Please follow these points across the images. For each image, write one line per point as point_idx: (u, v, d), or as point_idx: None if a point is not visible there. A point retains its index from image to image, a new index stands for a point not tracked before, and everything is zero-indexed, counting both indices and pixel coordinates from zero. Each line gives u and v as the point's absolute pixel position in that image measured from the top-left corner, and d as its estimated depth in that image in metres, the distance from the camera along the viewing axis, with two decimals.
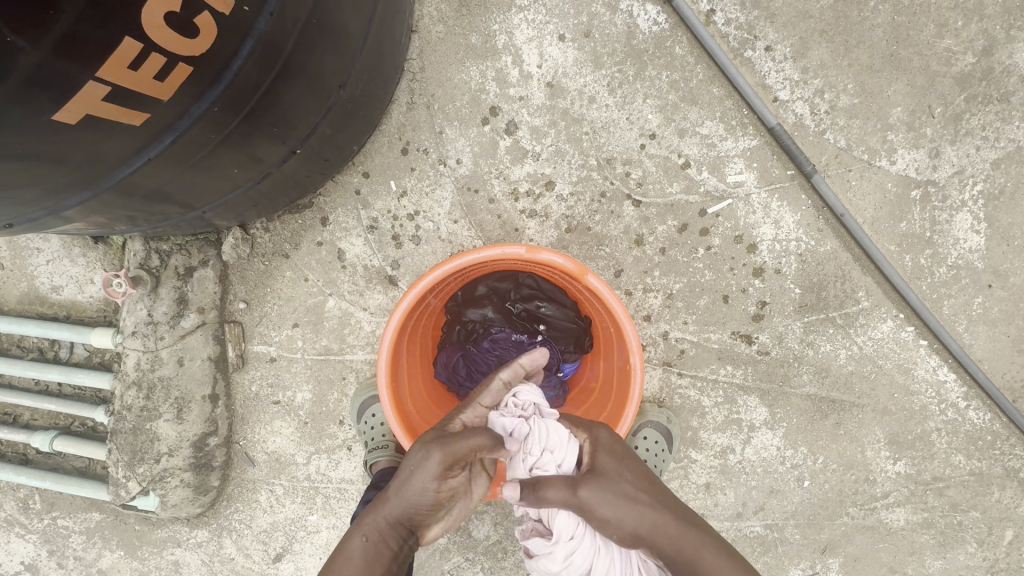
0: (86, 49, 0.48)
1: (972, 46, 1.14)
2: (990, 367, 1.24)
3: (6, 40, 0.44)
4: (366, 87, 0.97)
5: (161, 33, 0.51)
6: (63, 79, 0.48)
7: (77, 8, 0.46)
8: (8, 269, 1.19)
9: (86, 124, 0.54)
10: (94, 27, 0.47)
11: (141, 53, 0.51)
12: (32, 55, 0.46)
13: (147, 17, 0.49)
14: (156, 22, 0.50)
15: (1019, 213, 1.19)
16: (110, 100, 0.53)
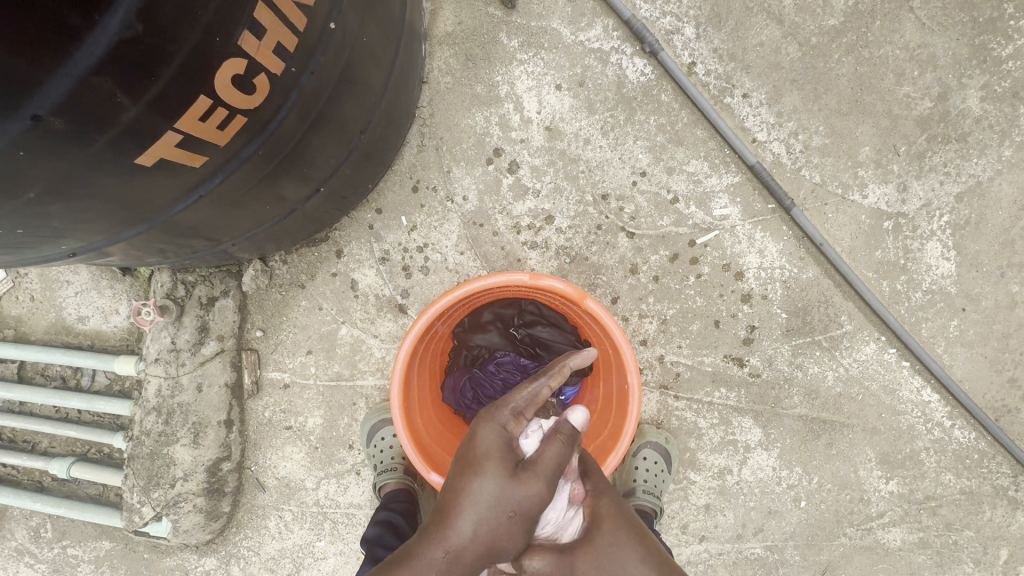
0: (172, 106, 0.56)
1: (928, 93, 1.26)
2: (971, 387, 1.30)
3: (115, 100, 0.52)
4: (382, 131, 1.07)
5: (228, 92, 0.60)
6: (149, 131, 0.57)
7: (172, 72, 0.54)
8: (37, 300, 1.25)
9: (158, 165, 0.62)
10: (181, 88, 0.56)
11: (210, 108, 0.60)
12: (131, 111, 0.54)
13: (219, 80, 0.58)
14: (225, 84, 0.59)
15: (984, 241, 1.28)
16: (180, 145, 0.61)
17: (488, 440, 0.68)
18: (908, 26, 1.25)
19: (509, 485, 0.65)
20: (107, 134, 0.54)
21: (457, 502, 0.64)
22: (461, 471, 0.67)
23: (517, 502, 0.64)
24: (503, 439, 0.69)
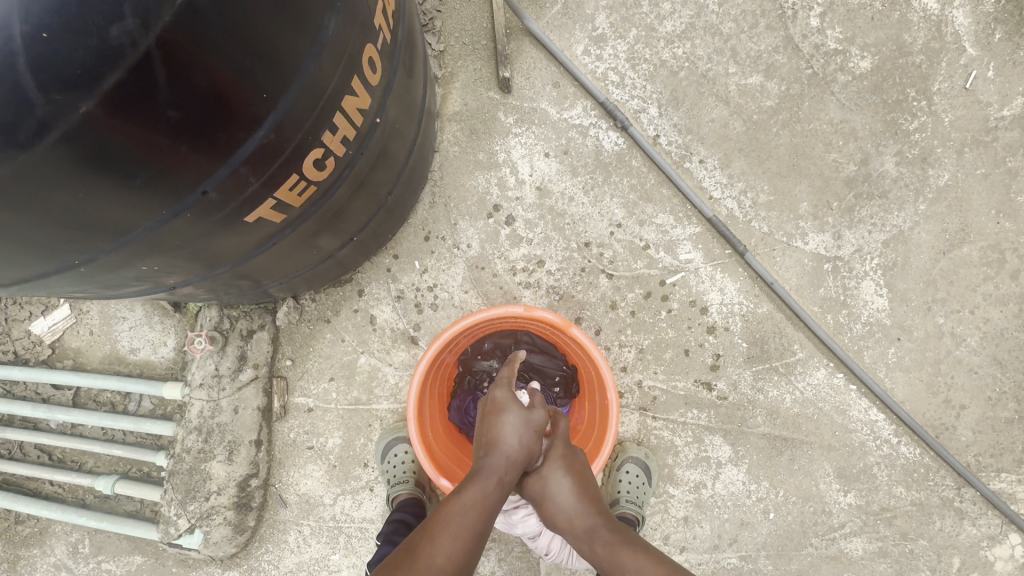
0: (278, 183, 0.75)
1: (853, 158, 1.52)
2: (912, 407, 1.49)
3: (248, 183, 0.71)
4: (402, 190, 1.29)
5: (311, 171, 0.79)
6: (258, 200, 0.75)
7: (284, 162, 0.73)
8: (95, 333, 1.43)
9: (255, 222, 0.81)
10: (285, 171, 0.75)
11: (298, 182, 0.79)
12: (253, 188, 0.73)
13: (308, 163, 0.77)
14: (311, 165, 0.78)
15: (910, 280, 1.51)
16: (273, 208, 0.80)
17: (505, 396, 1.02)
18: (833, 106, 1.52)
19: (530, 412, 0.98)
20: (235, 203, 0.72)
21: (502, 427, 0.95)
22: (492, 417, 0.98)
23: (536, 421, 0.96)
24: (511, 394, 1.03)
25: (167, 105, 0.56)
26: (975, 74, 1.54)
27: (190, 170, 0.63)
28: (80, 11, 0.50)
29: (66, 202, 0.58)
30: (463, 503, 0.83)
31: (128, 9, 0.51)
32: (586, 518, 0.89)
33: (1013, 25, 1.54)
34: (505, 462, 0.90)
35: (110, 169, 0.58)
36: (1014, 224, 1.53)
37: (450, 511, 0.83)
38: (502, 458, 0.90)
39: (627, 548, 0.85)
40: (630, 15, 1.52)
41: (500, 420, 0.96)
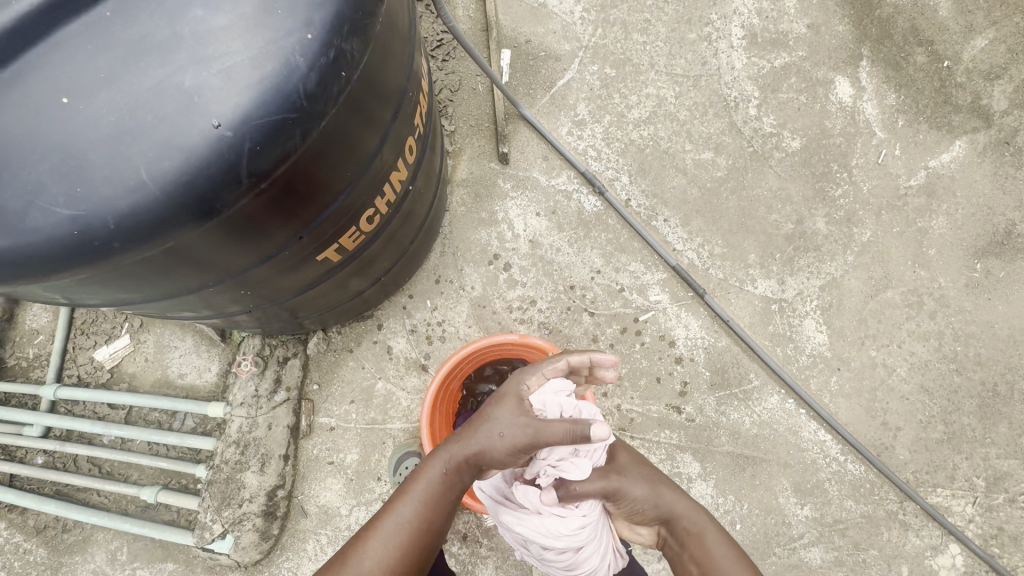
0: (346, 234, 1.02)
1: (791, 218, 1.84)
2: (855, 429, 1.72)
3: (331, 235, 0.97)
4: (419, 241, 1.58)
5: (367, 225, 1.07)
6: (330, 245, 1.01)
7: (354, 219, 1.00)
8: (149, 360, 1.66)
9: (323, 262, 1.06)
10: (352, 225, 1.01)
11: (357, 233, 1.06)
12: (332, 238, 0.98)
13: (366, 220, 1.05)
14: (367, 221, 1.06)
15: (845, 319, 1.79)
16: (337, 252, 1.06)
17: (516, 387, 1.07)
18: (771, 176, 1.86)
19: (515, 412, 1.02)
20: (319, 249, 0.97)
21: (470, 424, 1.04)
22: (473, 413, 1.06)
23: (515, 422, 1.00)
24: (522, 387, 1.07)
25: (298, 182, 0.75)
26: (886, 152, 1.90)
27: (293, 228, 0.83)
28: (277, 130, 0.68)
29: (205, 254, 0.78)
30: (404, 506, 0.97)
31: (298, 128, 0.70)
32: (685, 509, 1.08)
33: (912, 115, 1.92)
34: (450, 464, 1.01)
35: (242, 236, 0.76)
36: (928, 273, 1.83)
37: (389, 513, 0.97)
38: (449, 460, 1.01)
39: (721, 533, 1.05)
40: (604, 104, 1.89)
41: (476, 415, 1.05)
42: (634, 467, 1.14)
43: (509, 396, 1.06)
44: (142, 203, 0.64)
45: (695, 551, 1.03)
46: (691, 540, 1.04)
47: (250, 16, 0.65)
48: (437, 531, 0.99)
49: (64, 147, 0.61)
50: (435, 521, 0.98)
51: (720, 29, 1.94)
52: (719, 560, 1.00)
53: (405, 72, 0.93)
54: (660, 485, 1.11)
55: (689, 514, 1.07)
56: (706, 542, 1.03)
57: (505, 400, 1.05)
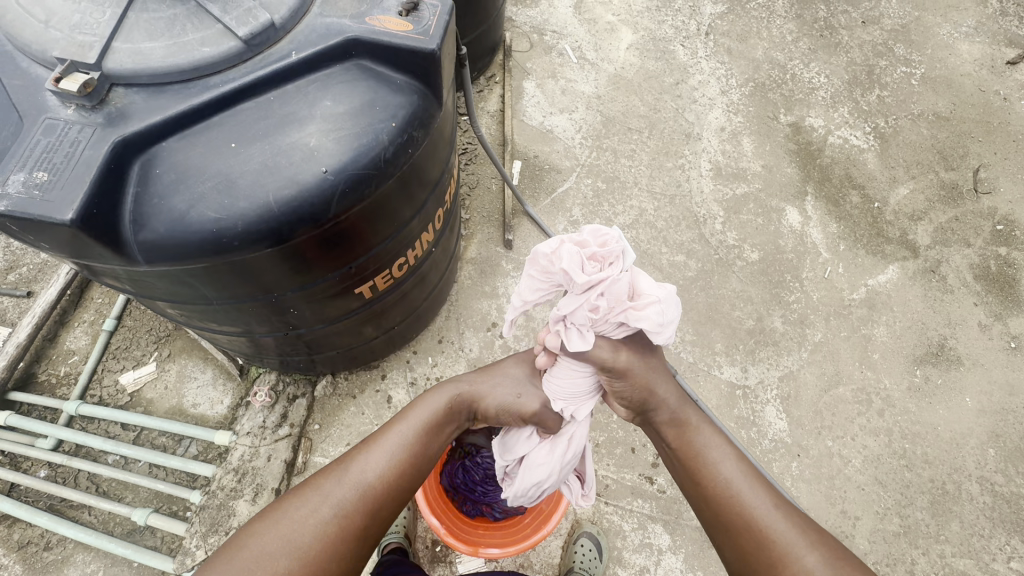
0: (381, 276, 1.27)
1: (751, 315, 2.12)
2: (816, 514, 1.83)
3: (368, 276, 1.22)
4: (431, 303, 1.83)
5: (396, 273, 1.33)
6: (366, 284, 1.26)
7: (388, 266, 1.26)
8: (169, 388, 1.81)
9: (357, 298, 1.30)
10: (386, 271, 1.27)
11: (387, 279, 1.32)
12: (369, 278, 1.23)
13: (396, 269, 1.31)
14: (397, 270, 1.32)
15: (802, 408, 1.98)
16: (370, 291, 1.31)
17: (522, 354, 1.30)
18: (734, 280, 2.18)
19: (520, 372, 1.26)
20: (357, 284, 1.21)
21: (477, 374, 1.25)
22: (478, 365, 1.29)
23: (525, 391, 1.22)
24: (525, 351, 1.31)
25: (354, 220, 1.01)
26: (830, 269, 2.24)
27: (338, 261, 1.09)
28: (362, 181, 0.95)
29: (266, 268, 1.00)
30: (404, 425, 1.10)
31: (374, 182, 0.97)
32: (670, 408, 1.16)
33: (851, 242, 2.30)
34: (449, 389, 1.19)
35: (299, 258, 1.01)
36: (874, 374, 2.07)
37: (394, 432, 1.09)
38: (453, 385, 1.21)
39: (700, 420, 1.17)
40: (595, 210, 2.27)
41: (487, 368, 1.26)
42: (631, 377, 1.11)
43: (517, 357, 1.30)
44: (265, 217, 0.88)
45: (685, 446, 1.14)
46: (680, 427, 1.16)
47: (359, 106, 0.94)
48: (431, 452, 1.12)
49: (222, 175, 0.87)
50: (432, 444, 1.12)
51: (692, 162, 2.40)
52: (696, 440, 1.13)
53: (443, 162, 1.24)
54: (659, 379, 1.15)
55: (679, 402, 1.17)
56: (688, 425, 1.15)
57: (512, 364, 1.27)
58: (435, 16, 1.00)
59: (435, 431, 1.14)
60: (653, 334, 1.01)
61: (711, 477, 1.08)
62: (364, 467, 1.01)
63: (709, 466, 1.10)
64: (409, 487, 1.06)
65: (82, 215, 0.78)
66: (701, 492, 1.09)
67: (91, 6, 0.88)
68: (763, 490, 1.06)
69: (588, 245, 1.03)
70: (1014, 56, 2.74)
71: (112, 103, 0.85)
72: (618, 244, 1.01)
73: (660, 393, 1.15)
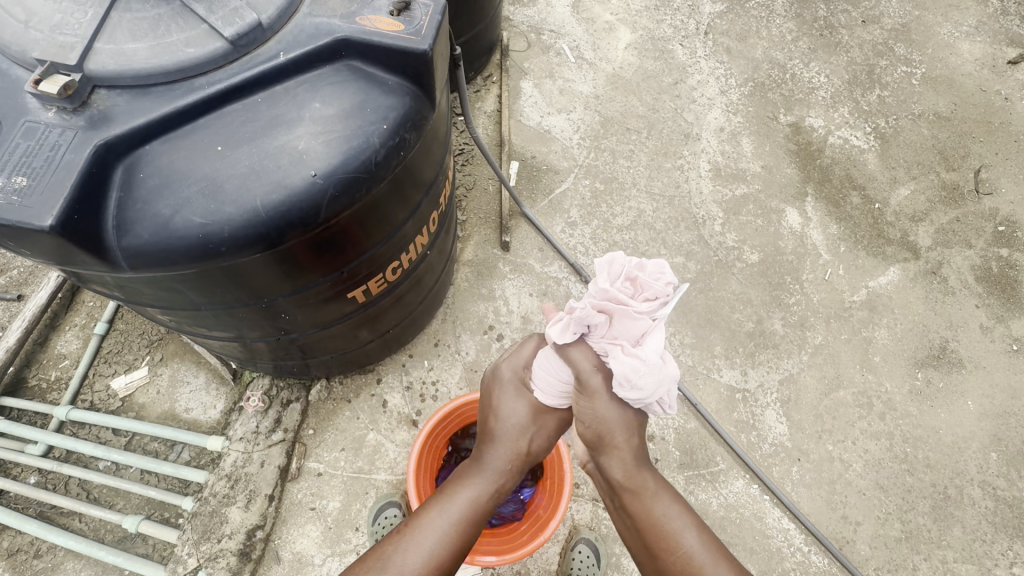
0: (375, 280, 1.25)
1: (751, 318, 2.10)
2: (816, 520, 1.81)
3: (362, 280, 1.20)
4: (427, 306, 1.80)
5: (391, 276, 1.31)
6: (360, 288, 1.23)
7: (383, 270, 1.24)
8: (161, 392, 1.79)
9: (351, 302, 1.28)
10: (381, 274, 1.25)
11: (382, 282, 1.30)
12: (364, 282, 1.21)
13: (390, 272, 1.29)
14: (391, 273, 1.30)
15: (803, 412, 1.96)
16: (364, 295, 1.28)
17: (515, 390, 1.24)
18: (733, 282, 2.16)
19: (532, 411, 1.22)
20: (351, 288, 1.19)
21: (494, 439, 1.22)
22: (485, 427, 1.26)
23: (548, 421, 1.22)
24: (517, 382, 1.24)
25: (347, 223, 0.98)
26: (831, 271, 2.21)
27: (331, 266, 1.06)
28: (353, 185, 0.93)
29: (255, 274, 0.97)
30: (439, 518, 1.10)
31: (366, 185, 0.95)
32: (628, 471, 1.14)
33: (852, 243, 2.28)
34: (482, 477, 1.17)
35: (291, 263, 0.98)
36: (875, 377, 2.04)
37: (432, 528, 1.08)
38: (487, 465, 1.19)
39: (659, 484, 1.16)
40: (594, 211, 2.24)
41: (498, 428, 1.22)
42: (593, 398, 1.09)
43: (512, 389, 1.25)
44: (252, 221, 0.86)
45: (643, 512, 1.13)
46: (638, 494, 1.14)
47: (350, 108, 0.92)
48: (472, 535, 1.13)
49: (208, 179, 0.85)
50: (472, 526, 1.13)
51: (691, 162, 2.38)
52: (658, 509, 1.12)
53: (437, 164, 1.21)
54: (623, 432, 1.12)
55: (638, 465, 1.15)
56: (648, 491, 1.14)
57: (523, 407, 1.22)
58: (428, 15, 0.97)
59: (480, 512, 1.15)
60: (618, 383, 1.02)
61: (671, 550, 1.09)
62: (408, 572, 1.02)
63: (670, 538, 1.09)
64: (453, 571, 1.09)
65: (62, 221, 0.76)
66: (661, 564, 1.09)
67: (73, 6, 0.86)
68: (723, 561, 1.08)
69: (646, 269, 1.01)
70: (1015, 56, 2.72)
71: (94, 105, 0.83)
72: (663, 291, 0.99)
73: (621, 444, 1.13)
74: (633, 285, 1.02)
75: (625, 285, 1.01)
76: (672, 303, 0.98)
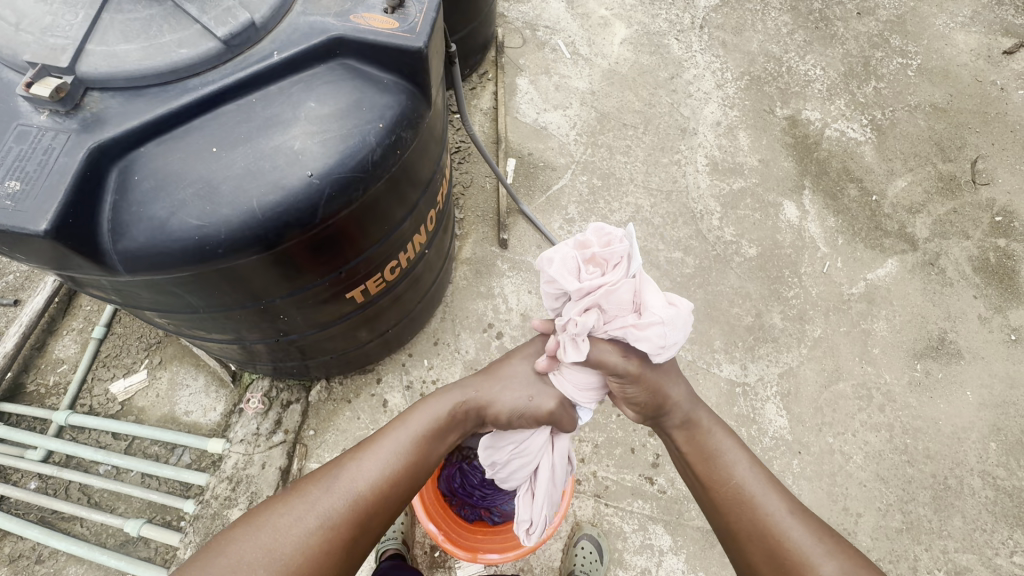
0: (373, 280, 1.24)
1: (750, 312, 2.10)
2: (818, 512, 1.82)
3: (360, 281, 1.19)
4: (426, 306, 1.80)
5: (389, 276, 1.30)
6: (358, 289, 1.23)
7: (380, 270, 1.23)
8: (161, 396, 1.79)
9: (350, 302, 1.27)
10: (379, 274, 1.24)
11: (380, 283, 1.29)
12: (361, 282, 1.21)
13: (388, 272, 1.28)
14: (389, 274, 1.29)
15: (802, 405, 1.97)
16: (362, 295, 1.27)
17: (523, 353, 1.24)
18: (732, 276, 2.16)
19: (528, 374, 1.20)
20: (348, 289, 1.19)
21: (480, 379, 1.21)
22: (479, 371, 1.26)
23: (535, 392, 1.18)
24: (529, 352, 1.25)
25: (344, 224, 0.98)
26: (829, 264, 2.21)
27: (329, 266, 1.06)
28: (349, 185, 0.92)
29: (252, 275, 0.97)
30: (400, 432, 1.10)
31: (363, 185, 0.94)
32: (682, 408, 1.16)
33: (849, 236, 2.28)
34: (453, 402, 1.16)
35: (288, 265, 0.98)
36: (875, 369, 2.05)
37: (393, 443, 1.08)
38: (459, 395, 1.18)
39: (715, 422, 1.17)
40: (591, 208, 2.24)
41: (495, 371, 1.21)
42: (637, 380, 1.10)
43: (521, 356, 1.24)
44: (249, 223, 0.85)
45: (698, 446, 1.14)
46: (691, 430, 1.16)
47: (345, 108, 0.91)
48: (430, 459, 1.12)
49: (203, 181, 0.84)
50: (433, 450, 1.12)
51: (688, 157, 2.38)
52: (713, 442, 1.14)
53: (434, 162, 1.21)
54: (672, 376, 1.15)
55: (689, 404, 1.17)
56: (702, 426, 1.16)
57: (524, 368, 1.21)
58: (422, 13, 0.97)
59: (434, 443, 1.13)
60: (655, 354, 1.02)
61: (723, 481, 1.09)
62: (358, 482, 1.02)
63: (723, 470, 1.10)
64: (398, 499, 1.06)
65: (56, 226, 0.75)
66: (714, 496, 1.09)
67: (64, 7, 0.85)
68: (777, 495, 1.07)
69: (593, 245, 1.05)
70: (1010, 46, 2.72)
71: (86, 108, 0.82)
72: (621, 249, 1.02)
73: (674, 387, 1.15)
74: (597, 261, 1.04)
75: (589, 270, 1.03)
76: (634, 252, 1.01)
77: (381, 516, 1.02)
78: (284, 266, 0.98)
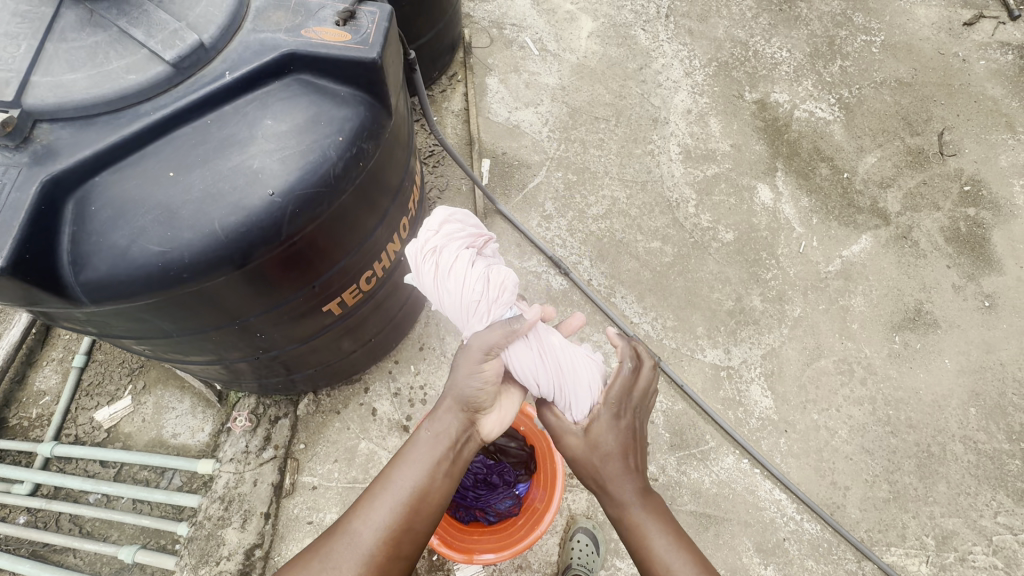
0: (350, 291, 1.24)
1: (730, 296, 2.13)
2: (807, 488, 1.85)
3: (337, 293, 1.19)
4: (409, 311, 1.79)
5: (366, 286, 1.30)
6: (335, 300, 1.22)
7: (356, 280, 1.23)
8: (147, 420, 1.78)
9: (328, 314, 1.27)
10: (356, 285, 1.24)
11: (358, 293, 1.29)
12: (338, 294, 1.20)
13: (366, 282, 1.28)
14: (366, 283, 1.29)
15: (786, 384, 2.00)
16: (340, 306, 1.27)
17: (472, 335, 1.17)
18: (711, 262, 2.18)
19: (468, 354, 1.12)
20: (325, 301, 1.18)
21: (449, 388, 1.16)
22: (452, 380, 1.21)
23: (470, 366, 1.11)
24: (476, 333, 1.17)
25: (313, 236, 0.98)
26: (805, 244, 2.25)
27: (303, 280, 1.06)
28: (313, 200, 0.92)
29: (224, 295, 0.96)
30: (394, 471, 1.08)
31: (328, 199, 0.94)
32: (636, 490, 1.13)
33: (823, 214, 2.31)
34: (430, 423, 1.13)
35: (262, 282, 0.98)
36: (854, 344, 2.09)
37: (387, 484, 1.06)
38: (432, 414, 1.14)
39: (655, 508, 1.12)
40: (568, 203, 2.26)
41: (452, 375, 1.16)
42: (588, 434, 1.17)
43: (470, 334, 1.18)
44: (212, 245, 0.86)
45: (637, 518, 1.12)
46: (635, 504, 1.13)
47: (303, 123, 0.91)
48: (432, 483, 1.08)
49: (163, 206, 0.84)
50: (433, 480, 1.08)
51: (661, 146, 2.40)
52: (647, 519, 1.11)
53: (402, 169, 1.21)
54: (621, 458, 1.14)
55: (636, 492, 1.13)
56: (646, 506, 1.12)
57: (461, 355, 1.13)
58: (374, 22, 0.96)
59: (428, 472, 1.08)
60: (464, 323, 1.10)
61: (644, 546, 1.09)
62: (360, 528, 1.02)
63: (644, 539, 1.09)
64: (402, 531, 1.03)
65: (13, 261, 0.75)
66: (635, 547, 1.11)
67: (5, 39, 0.85)
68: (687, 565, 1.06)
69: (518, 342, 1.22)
70: (970, 18, 2.76)
71: (36, 140, 0.82)
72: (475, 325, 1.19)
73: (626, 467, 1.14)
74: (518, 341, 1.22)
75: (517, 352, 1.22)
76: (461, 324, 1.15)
77: (387, 554, 1.01)
78: (257, 283, 0.98)
